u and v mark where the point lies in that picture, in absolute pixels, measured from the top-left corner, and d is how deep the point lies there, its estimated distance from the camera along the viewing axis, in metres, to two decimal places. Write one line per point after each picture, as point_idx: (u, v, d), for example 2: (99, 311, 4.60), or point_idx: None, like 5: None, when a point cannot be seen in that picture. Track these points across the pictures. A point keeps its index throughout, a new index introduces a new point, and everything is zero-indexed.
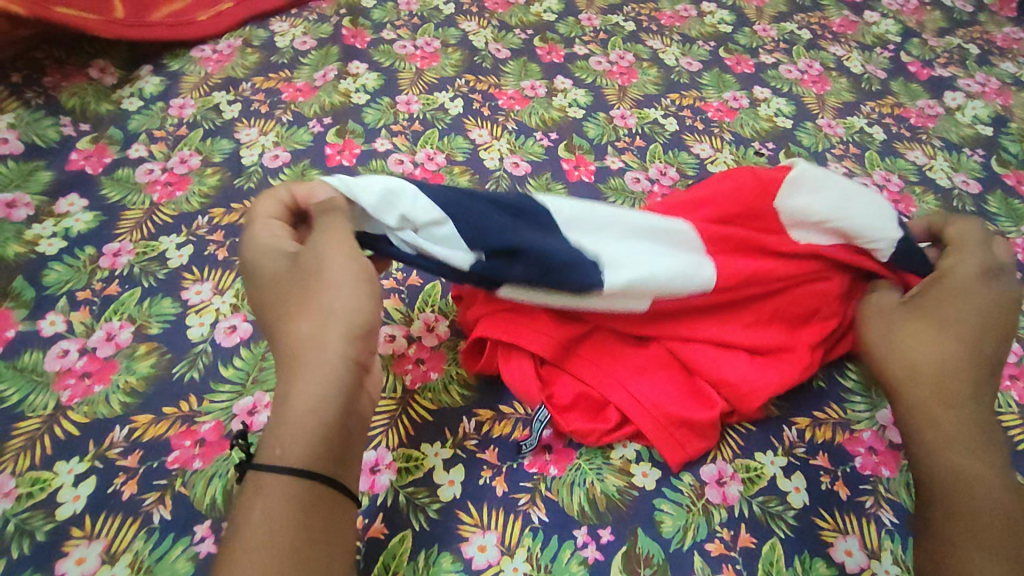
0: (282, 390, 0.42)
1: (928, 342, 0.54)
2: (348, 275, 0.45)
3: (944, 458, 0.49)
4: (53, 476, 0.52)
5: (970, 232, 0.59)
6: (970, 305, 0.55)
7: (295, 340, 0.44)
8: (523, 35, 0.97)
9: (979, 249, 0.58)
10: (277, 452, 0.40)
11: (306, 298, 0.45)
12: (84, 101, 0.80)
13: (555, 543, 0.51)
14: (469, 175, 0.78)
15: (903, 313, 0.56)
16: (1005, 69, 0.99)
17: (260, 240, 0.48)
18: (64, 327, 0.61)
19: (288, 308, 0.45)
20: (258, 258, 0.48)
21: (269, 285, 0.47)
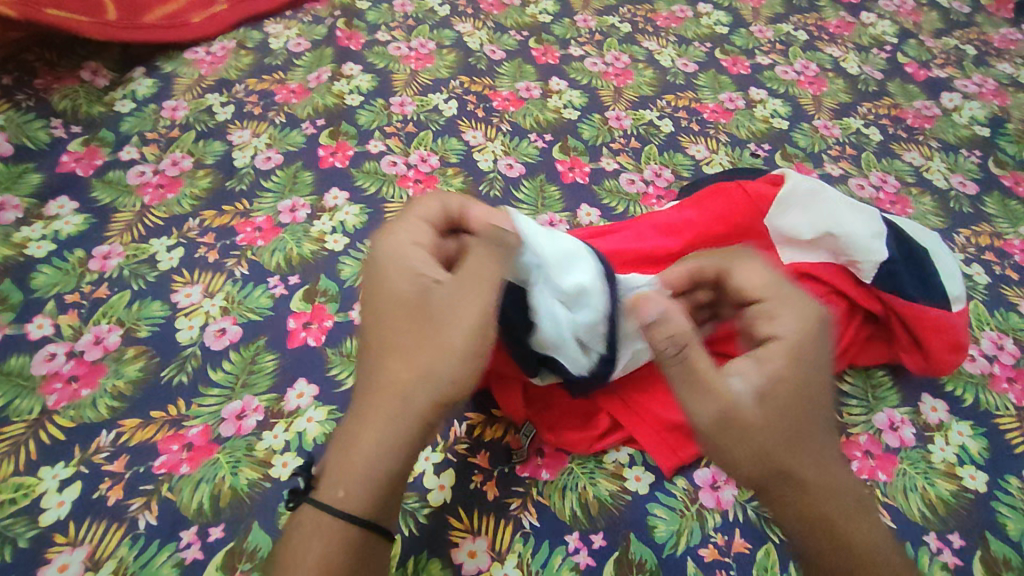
0: (366, 423, 0.44)
1: (751, 426, 0.42)
2: (460, 337, 0.45)
3: (824, 534, 0.44)
4: (38, 482, 0.52)
5: (754, 274, 0.47)
6: (815, 355, 0.45)
7: (388, 378, 0.45)
8: (518, 37, 0.97)
9: (778, 283, 0.47)
10: (339, 495, 0.43)
11: (410, 338, 0.46)
12: (75, 103, 0.80)
13: (546, 549, 0.51)
14: (463, 176, 0.78)
15: (712, 397, 0.43)
16: (1003, 70, 0.99)
17: (402, 238, 0.49)
18: (51, 330, 0.60)
19: (391, 336, 0.46)
20: (386, 259, 0.48)
21: (386, 295, 0.47)
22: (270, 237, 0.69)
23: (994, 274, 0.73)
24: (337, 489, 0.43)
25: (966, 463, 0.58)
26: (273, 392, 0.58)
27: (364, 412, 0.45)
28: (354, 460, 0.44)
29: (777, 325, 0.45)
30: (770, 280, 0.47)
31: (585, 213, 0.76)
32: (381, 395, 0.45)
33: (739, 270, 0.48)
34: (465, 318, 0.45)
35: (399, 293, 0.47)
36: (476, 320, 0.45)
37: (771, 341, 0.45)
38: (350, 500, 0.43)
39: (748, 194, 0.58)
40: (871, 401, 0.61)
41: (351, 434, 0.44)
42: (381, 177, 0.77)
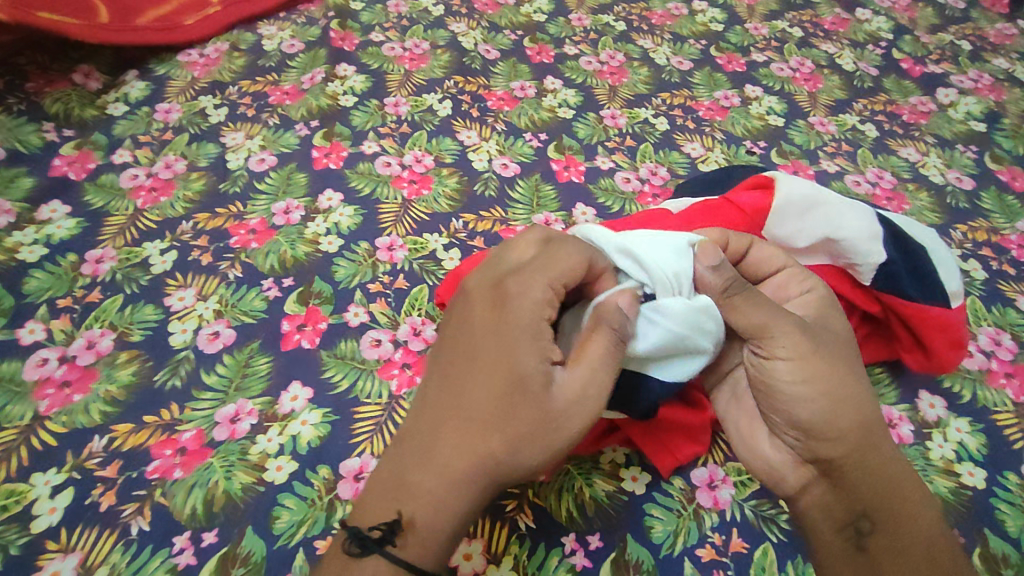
0: (445, 483, 0.43)
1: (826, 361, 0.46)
2: (566, 428, 0.43)
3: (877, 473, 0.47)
4: (30, 488, 0.52)
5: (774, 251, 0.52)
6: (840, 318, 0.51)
7: (485, 455, 0.43)
8: (512, 36, 0.96)
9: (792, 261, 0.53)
10: (419, 554, 0.42)
11: (513, 417, 0.42)
12: (68, 107, 0.79)
13: (542, 551, 0.50)
14: (458, 176, 0.78)
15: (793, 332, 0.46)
16: (998, 65, 0.99)
17: (536, 296, 0.45)
18: (43, 335, 0.60)
19: (495, 407, 0.43)
20: (523, 307, 0.44)
21: (509, 350, 0.43)
22: (264, 239, 0.69)
23: (991, 270, 0.73)
24: (411, 540, 0.42)
25: (964, 460, 0.58)
26: (267, 395, 0.58)
27: (449, 474, 0.43)
28: (432, 516, 0.43)
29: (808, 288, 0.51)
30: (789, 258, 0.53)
31: (581, 212, 0.76)
32: (471, 469, 0.43)
33: (761, 246, 0.52)
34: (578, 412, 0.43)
35: (518, 358, 0.43)
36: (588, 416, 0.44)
37: (806, 297, 0.50)
38: (424, 550, 0.43)
39: (739, 211, 0.57)
40: None
41: (427, 495, 0.43)
42: (375, 178, 0.76)
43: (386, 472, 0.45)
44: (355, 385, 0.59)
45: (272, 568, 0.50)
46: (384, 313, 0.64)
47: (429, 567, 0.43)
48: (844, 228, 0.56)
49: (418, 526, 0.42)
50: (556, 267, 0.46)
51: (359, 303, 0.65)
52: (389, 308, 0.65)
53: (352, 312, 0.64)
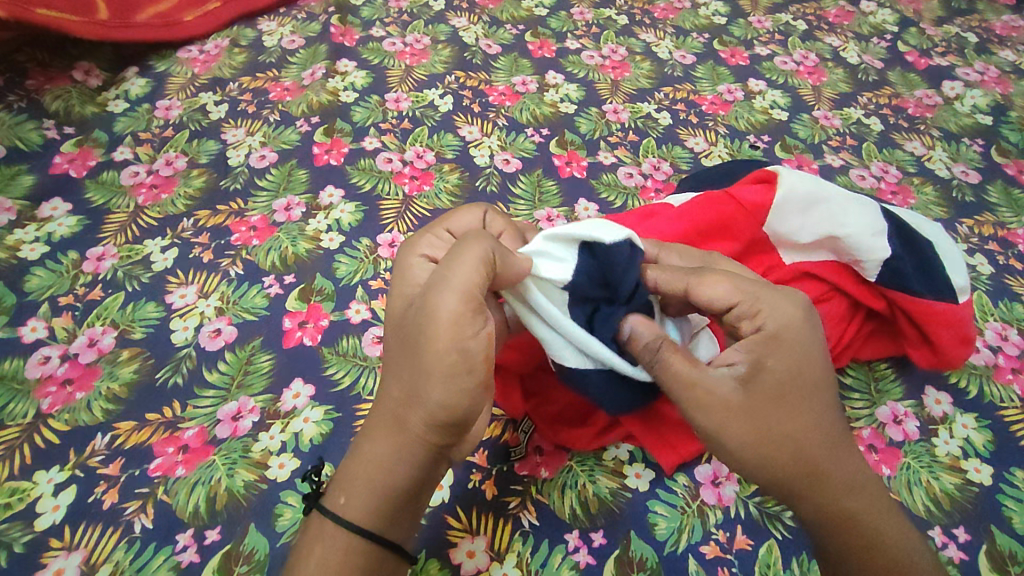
0: (365, 433, 0.45)
1: (748, 427, 0.43)
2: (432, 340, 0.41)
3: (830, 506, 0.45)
4: (32, 486, 0.51)
5: (723, 282, 0.45)
6: (792, 340, 0.44)
7: (387, 396, 0.44)
8: (513, 31, 0.96)
9: (746, 283, 0.45)
10: (341, 502, 0.43)
11: (394, 358, 0.44)
12: (68, 104, 0.79)
13: (545, 548, 0.50)
14: (459, 172, 0.77)
15: (710, 402, 0.43)
16: (1004, 57, 0.98)
17: (413, 250, 0.47)
18: (45, 333, 0.60)
19: (388, 352, 0.45)
20: (400, 264, 0.47)
21: (394, 299, 0.46)
22: (265, 236, 0.69)
23: (998, 264, 0.72)
24: (337, 492, 0.44)
25: (970, 456, 0.58)
26: (269, 392, 0.58)
27: (369, 426, 0.45)
28: (355, 468, 0.44)
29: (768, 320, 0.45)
30: (738, 285, 0.45)
31: (583, 207, 0.75)
32: (381, 414, 0.44)
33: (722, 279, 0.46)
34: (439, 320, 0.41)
35: (397, 302, 0.45)
36: (446, 319, 0.40)
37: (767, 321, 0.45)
38: (347, 500, 0.43)
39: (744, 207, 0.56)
40: (873, 394, 0.61)
41: (352, 447, 0.45)
42: (376, 174, 0.76)
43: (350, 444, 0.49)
44: (357, 382, 0.59)
45: (275, 566, 0.49)
46: (386, 309, 0.64)
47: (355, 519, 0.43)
48: (849, 224, 0.55)
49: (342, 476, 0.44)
50: (447, 223, 0.50)
51: (361, 300, 0.64)
52: None
53: (354, 309, 0.64)
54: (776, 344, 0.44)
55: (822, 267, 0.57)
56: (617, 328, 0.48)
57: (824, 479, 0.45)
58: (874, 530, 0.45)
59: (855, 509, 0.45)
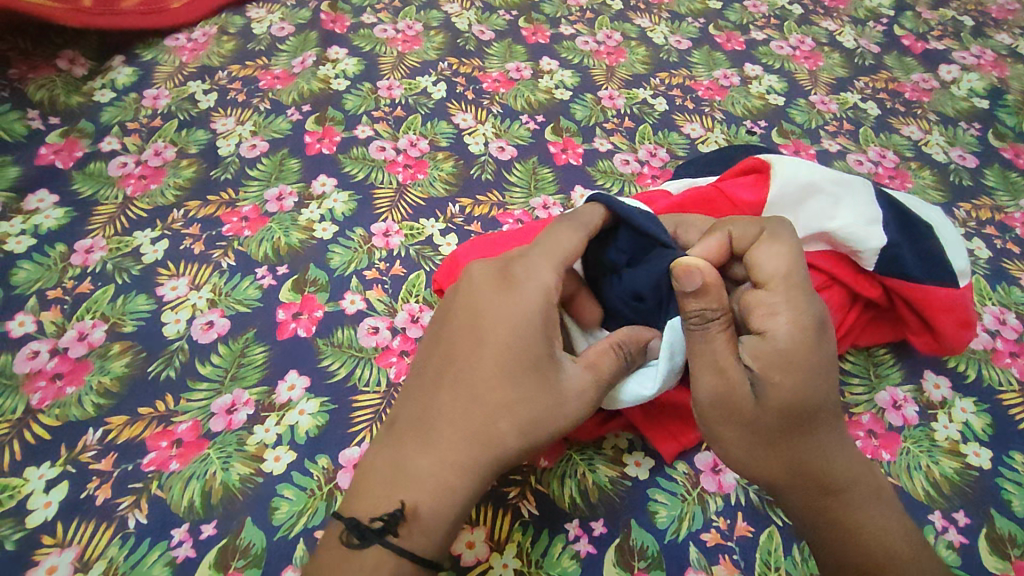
0: (453, 463, 0.45)
1: (742, 424, 0.45)
2: (559, 416, 0.46)
3: (818, 511, 0.46)
4: (23, 483, 0.51)
5: (780, 257, 0.44)
6: (803, 347, 0.43)
7: (494, 436, 0.45)
8: (507, 17, 0.94)
9: (793, 279, 0.44)
10: (420, 541, 0.43)
11: (528, 392, 0.46)
12: (53, 94, 0.78)
13: (546, 538, 0.50)
14: (453, 160, 0.76)
15: (718, 388, 0.45)
16: (1001, 41, 0.97)
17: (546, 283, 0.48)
18: (34, 327, 0.59)
19: (499, 397, 0.46)
20: (530, 292, 0.47)
21: (517, 329, 0.47)
22: (257, 227, 0.68)
23: (996, 248, 0.72)
24: (413, 529, 0.43)
25: (970, 440, 0.58)
26: (264, 384, 0.57)
27: (460, 450, 0.45)
28: (451, 496, 0.44)
29: (772, 325, 0.44)
30: (789, 275, 0.44)
31: (579, 194, 0.75)
32: (483, 444, 0.45)
33: (762, 250, 0.45)
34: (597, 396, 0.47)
35: (527, 344, 0.46)
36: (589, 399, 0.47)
37: (796, 329, 0.43)
38: (428, 542, 0.43)
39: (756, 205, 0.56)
40: (872, 379, 0.61)
41: (444, 484, 0.44)
42: (369, 163, 0.75)
43: (381, 456, 0.46)
44: (353, 373, 0.58)
45: (273, 558, 0.49)
46: (381, 300, 0.63)
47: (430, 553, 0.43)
48: (840, 216, 0.54)
49: (419, 513, 0.44)
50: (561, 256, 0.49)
51: (356, 290, 0.64)
52: (386, 296, 0.63)
53: (348, 300, 0.63)
54: (786, 354, 0.43)
55: (817, 258, 0.55)
56: (687, 272, 0.44)
57: (821, 486, 0.45)
58: (856, 525, 0.45)
59: (849, 515, 0.46)
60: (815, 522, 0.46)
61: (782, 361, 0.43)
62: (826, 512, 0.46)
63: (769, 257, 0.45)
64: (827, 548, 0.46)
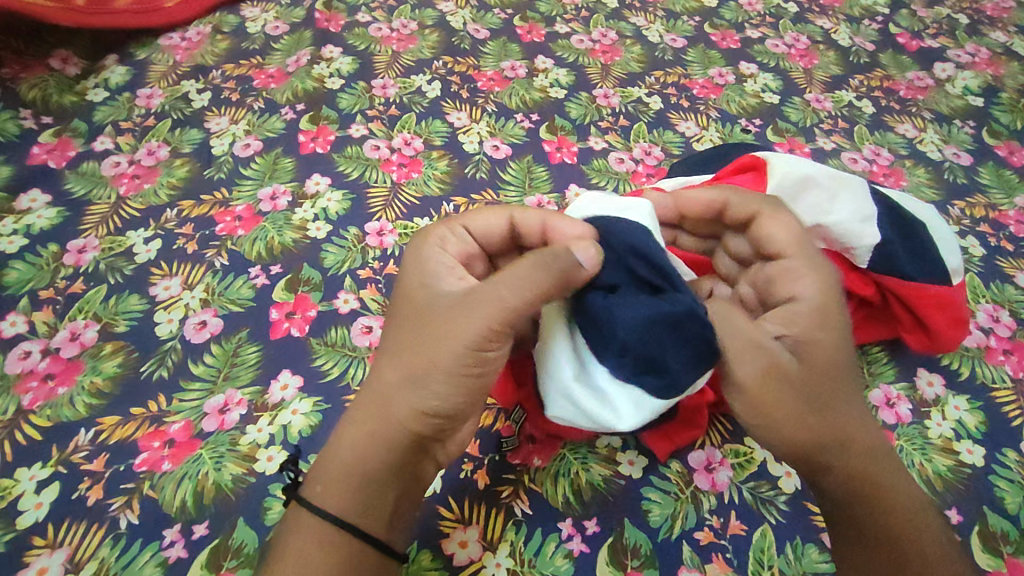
0: (351, 417, 0.45)
1: (782, 395, 0.44)
2: (443, 356, 0.43)
3: (852, 480, 0.46)
4: (14, 484, 0.51)
5: (786, 229, 0.47)
6: (821, 311, 0.45)
7: (381, 383, 0.45)
8: (502, 15, 0.94)
9: (804, 249, 0.47)
10: (317, 491, 0.43)
11: (412, 340, 0.45)
12: (45, 93, 0.77)
13: (538, 537, 0.50)
14: (448, 159, 0.76)
15: (760, 363, 0.43)
16: (996, 39, 0.97)
17: (436, 242, 0.48)
18: (25, 327, 0.59)
19: (389, 349, 0.46)
20: (420, 254, 0.48)
21: (407, 289, 0.47)
22: (250, 226, 0.68)
23: (990, 246, 0.72)
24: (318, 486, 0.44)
25: (962, 438, 0.58)
26: (256, 384, 0.57)
27: (357, 405, 0.45)
28: (345, 449, 0.44)
29: (798, 289, 0.46)
30: (798, 244, 0.47)
31: (574, 193, 0.75)
32: (375, 395, 0.44)
33: (769, 225, 0.47)
34: (488, 316, 0.43)
35: (414, 297, 0.47)
36: (472, 335, 0.43)
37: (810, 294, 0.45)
38: (330, 497, 0.43)
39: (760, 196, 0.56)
40: (866, 377, 0.60)
41: (342, 438, 0.44)
42: (363, 162, 0.75)
43: None
44: (347, 372, 0.58)
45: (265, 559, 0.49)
46: (375, 299, 0.63)
47: (338, 510, 0.43)
48: (836, 212, 0.54)
49: (321, 467, 0.44)
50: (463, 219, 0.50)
51: (349, 290, 0.63)
52: (380, 294, 0.63)
53: (342, 299, 0.63)
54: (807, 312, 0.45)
55: None
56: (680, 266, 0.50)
57: (854, 456, 0.45)
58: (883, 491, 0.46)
59: (875, 483, 0.46)
60: (852, 493, 0.46)
61: (810, 323, 0.45)
62: (861, 483, 0.46)
63: (781, 231, 0.47)
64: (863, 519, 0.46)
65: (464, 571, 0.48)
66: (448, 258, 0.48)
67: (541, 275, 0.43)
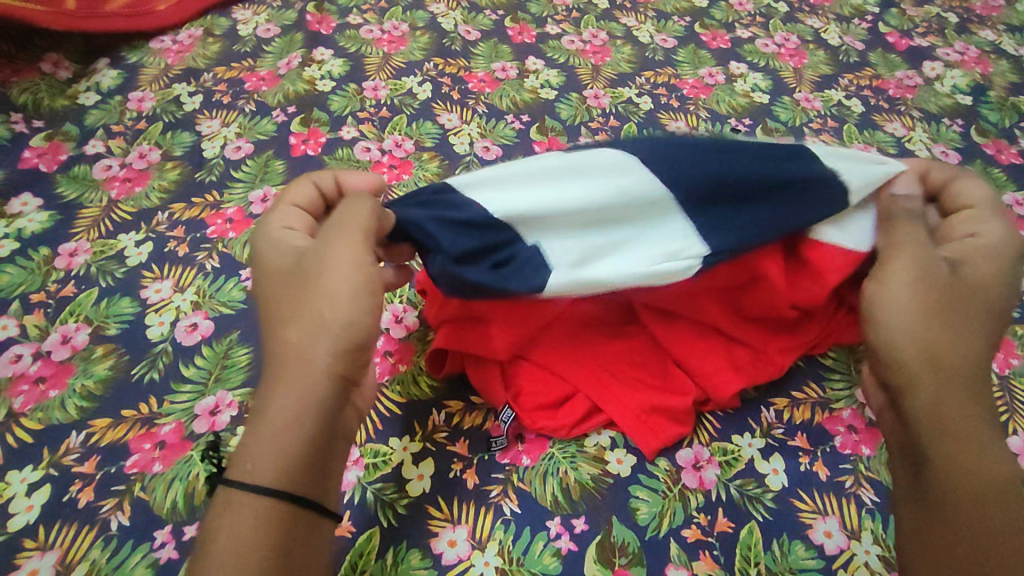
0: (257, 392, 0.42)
1: (927, 283, 0.45)
2: (343, 286, 0.43)
3: (959, 406, 0.43)
4: (6, 486, 0.51)
5: (978, 190, 0.52)
6: (1012, 265, 0.48)
7: (282, 346, 0.43)
8: (493, 16, 0.94)
9: (993, 202, 0.51)
10: (247, 469, 0.39)
11: (300, 299, 0.44)
12: (37, 97, 0.77)
13: (527, 536, 0.50)
14: (439, 161, 0.76)
15: (920, 254, 0.47)
16: (984, 38, 0.98)
17: (273, 226, 0.48)
18: (16, 331, 0.59)
19: (278, 320, 0.44)
20: (268, 241, 0.48)
21: (271, 272, 0.46)
22: (241, 228, 0.68)
23: None
24: (243, 461, 0.40)
25: None
26: (247, 386, 0.57)
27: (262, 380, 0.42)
28: (263, 420, 0.41)
29: (981, 228, 0.49)
30: (991, 199, 0.52)
31: None
32: (278, 361, 0.42)
33: (967, 182, 0.53)
34: (357, 245, 0.45)
35: (282, 270, 0.46)
36: (358, 261, 0.44)
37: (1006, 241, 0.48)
38: (263, 464, 0.39)
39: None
40: (855, 374, 0.59)
41: (258, 411, 0.41)
42: (354, 164, 0.75)
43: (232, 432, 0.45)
44: None
45: None
46: None
47: (272, 479, 0.39)
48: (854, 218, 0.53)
49: (243, 447, 0.40)
50: (290, 197, 0.51)
51: None
52: None
53: None
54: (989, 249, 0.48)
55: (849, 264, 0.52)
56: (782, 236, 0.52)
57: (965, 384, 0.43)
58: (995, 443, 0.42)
59: (965, 415, 0.42)
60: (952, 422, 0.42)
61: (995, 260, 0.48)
62: (975, 423, 0.42)
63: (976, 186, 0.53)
64: (961, 458, 0.41)
65: (453, 570, 0.48)
66: (294, 234, 0.48)
67: (368, 203, 0.48)
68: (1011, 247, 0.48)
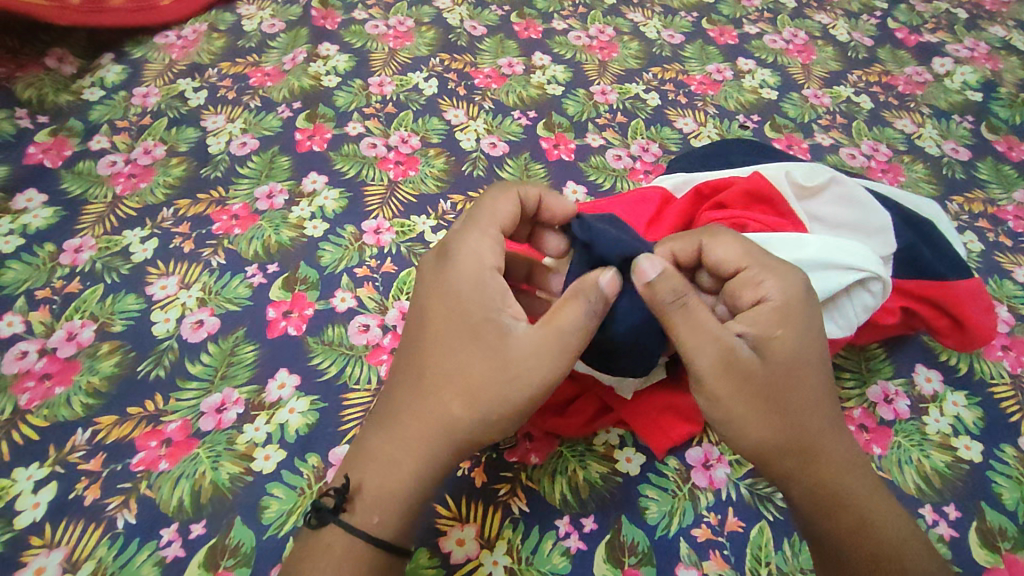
0: (402, 443, 0.45)
1: (729, 392, 0.44)
2: (516, 387, 0.44)
3: (816, 486, 0.45)
4: (12, 483, 0.51)
5: (728, 248, 0.45)
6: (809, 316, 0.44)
7: (441, 417, 0.45)
8: (499, 11, 0.93)
9: (755, 250, 0.45)
10: (372, 520, 0.44)
11: (474, 374, 0.44)
12: (41, 92, 0.77)
13: (535, 535, 0.50)
14: (445, 157, 0.76)
15: (711, 355, 0.43)
16: (995, 34, 0.97)
17: (477, 250, 0.47)
18: (22, 327, 0.59)
19: (448, 380, 0.45)
20: (465, 268, 0.46)
21: (454, 305, 0.46)
22: (247, 224, 0.67)
23: (988, 241, 0.72)
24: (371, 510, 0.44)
25: (961, 433, 0.58)
26: (254, 383, 0.57)
27: (409, 437, 0.45)
28: (396, 474, 0.45)
29: (764, 287, 0.44)
30: (748, 249, 0.45)
31: (571, 190, 0.74)
32: (433, 425, 0.45)
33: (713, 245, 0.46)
34: (551, 356, 0.44)
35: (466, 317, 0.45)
36: (547, 369, 0.44)
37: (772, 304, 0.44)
38: (388, 521, 0.44)
39: (768, 226, 0.54)
40: (864, 372, 0.60)
41: (397, 464, 0.45)
42: (360, 160, 0.74)
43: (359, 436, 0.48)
44: (344, 371, 0.58)
45: (262, 560, 0.49)
46: (372, 298, 0.63)
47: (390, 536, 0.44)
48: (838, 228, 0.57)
49: (370, 493, 0.45)
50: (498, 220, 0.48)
51: (346, 288, 0.63)
52: (377, 293, 0.63)
53: (339, 298, 0.63)
54: (785, 312, 0.44)
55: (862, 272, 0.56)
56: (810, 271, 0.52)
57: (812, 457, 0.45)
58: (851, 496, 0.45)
59: (841, 486, 0.45)
60: (818, 502, 0.45)
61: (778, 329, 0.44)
62: (844, 484, 0.45)
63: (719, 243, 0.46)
64: (836, 533, 0.45)
65: (462, 569, 0.48)
66: (499, 279, 0.46)
67: (592, 307, 0.43)
68: (795, 304, 0.44)
